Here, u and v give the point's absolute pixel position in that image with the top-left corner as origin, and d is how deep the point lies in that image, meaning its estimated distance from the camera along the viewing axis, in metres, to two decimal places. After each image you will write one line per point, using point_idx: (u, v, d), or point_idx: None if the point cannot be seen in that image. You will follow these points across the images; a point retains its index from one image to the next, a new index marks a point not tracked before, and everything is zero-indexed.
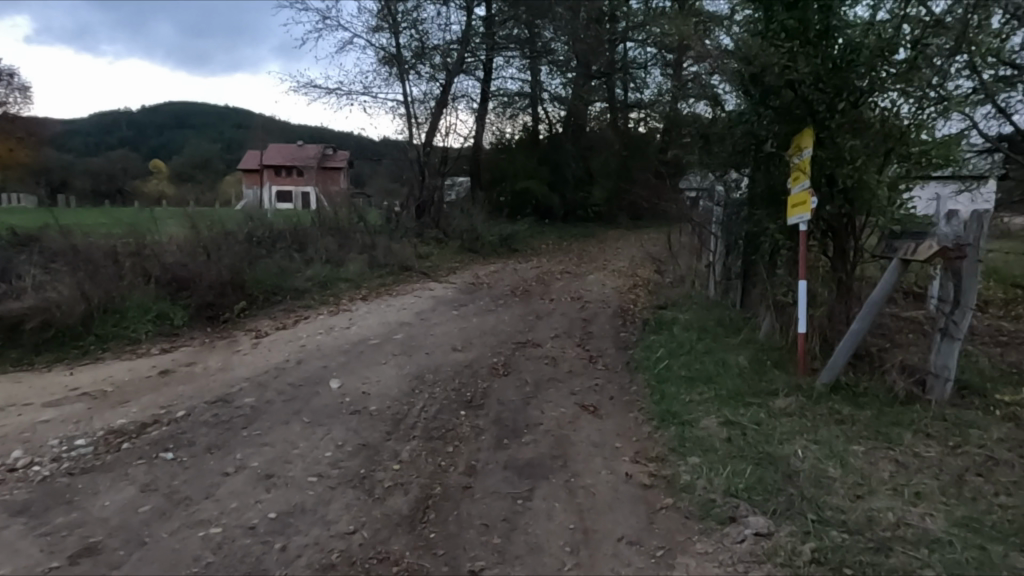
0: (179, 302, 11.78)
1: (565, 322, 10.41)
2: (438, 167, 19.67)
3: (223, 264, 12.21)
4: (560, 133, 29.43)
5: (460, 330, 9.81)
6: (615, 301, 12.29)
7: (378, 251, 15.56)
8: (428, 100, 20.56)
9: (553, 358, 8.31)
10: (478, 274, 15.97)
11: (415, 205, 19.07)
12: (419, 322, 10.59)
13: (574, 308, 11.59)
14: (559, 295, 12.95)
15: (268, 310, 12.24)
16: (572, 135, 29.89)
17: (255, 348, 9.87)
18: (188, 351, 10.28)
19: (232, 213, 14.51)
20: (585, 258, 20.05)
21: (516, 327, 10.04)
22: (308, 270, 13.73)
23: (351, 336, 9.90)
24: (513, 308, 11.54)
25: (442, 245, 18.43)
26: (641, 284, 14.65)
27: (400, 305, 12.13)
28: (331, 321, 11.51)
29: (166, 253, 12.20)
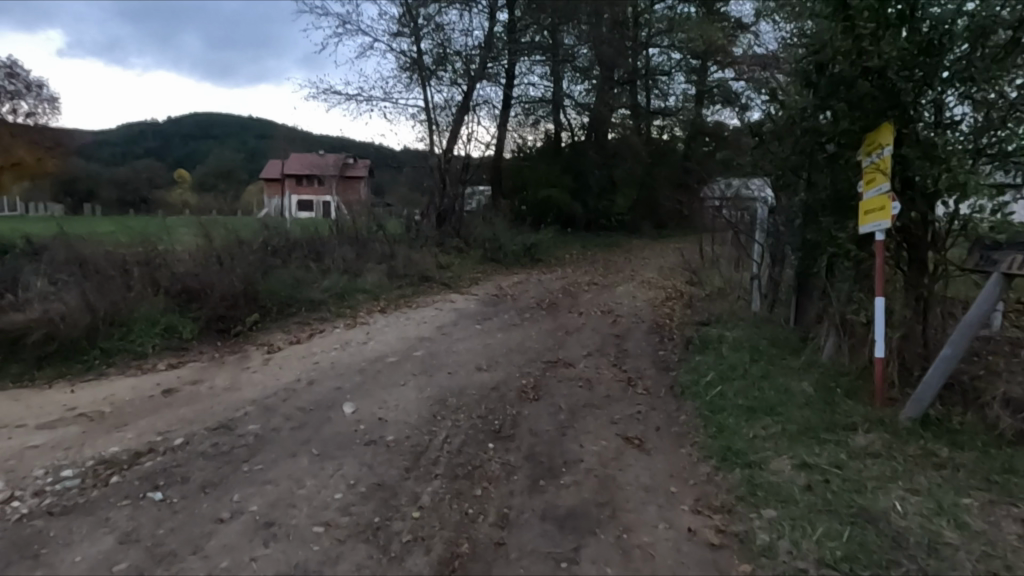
0: (189, 314, 11.23)
1: (596, 339, 9.65)
2: (459, 174, 19.08)
3: (236, 274, 11.66)
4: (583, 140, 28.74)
5: (484, 347, 9.10)
6: (649, 316, 11.50)
7: (398, 261, 14.95)
8: (450, 106, 19.95)
9: (588, 380, 7.56)
10: (503, 285, 15.30)
11: (435, 213, 18.46)
12: (440, 337, 9.90)
13: (606, 323, 10.81)
14: (588, 309, 12.18)
15: (282, 323, 11.64)
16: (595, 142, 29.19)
17: (266, 365, 9.24)
18: (196, 367, 9.69)
19: (247, 221, 13.98)
20: (611, 269, 19.32)
21: (545, 344, 9.30)
22: (325, 281, 13.13)
23: (367, 353, 9.23)
24: (540, 323, 10.81)
25: (464, 255, 17.79)
26: (675, 296, 13.84)
27: (420, 319, 11.48)
28: (347, 335, 10.87)
29: (177, 263, 11.67)
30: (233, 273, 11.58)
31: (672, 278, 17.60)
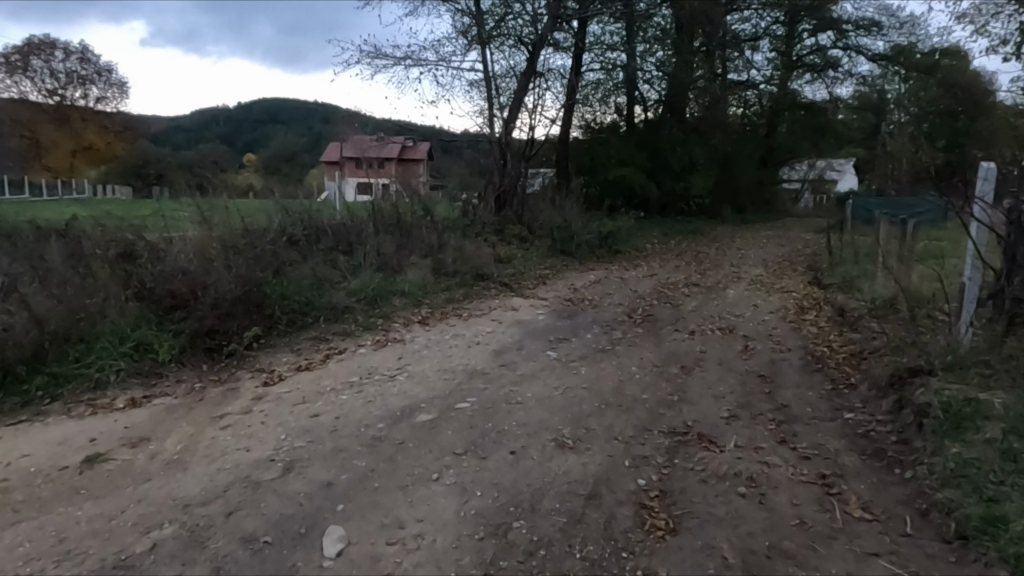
0: (169, 326, 8.54)
1: (734, 384, 6.38)
2: (522, 150, 15.97)
3: (234, 273, 8.89)
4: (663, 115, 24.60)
5: (564, 399, 5.96)
6: (794, 340, 8.08)
7: (447, 254, 11.95)
8: (512, 73, 16.82)
9: (752, 480, 4.38)
10: (577, 285, 12.21)
11: (494, 195, 15.41)
12: (496, 375, 6.80)
13: (735, 352, 7.54)
14: (701, 326, 8.86)
15: (291, 338, 8.85)
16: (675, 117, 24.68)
17: (249, 411, 6.40)
18: (161, 408, 7.00)
19: (260, 202, 11.20)
20: (705, 263, 15.91)
21: (658, 392, 6.12)
22: (354, 280, 10.28)
23: (389, 401, 6.20)
24: (639, 350, 7.60)
25: (528, 245, 14.74)
26: (812, 306, 10.33)
27: (471, 338, 8.48)
28: (374, 360, 7.95)
29: (165, 260, 9.02)
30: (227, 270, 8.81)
31: (785, 278, 14.05)
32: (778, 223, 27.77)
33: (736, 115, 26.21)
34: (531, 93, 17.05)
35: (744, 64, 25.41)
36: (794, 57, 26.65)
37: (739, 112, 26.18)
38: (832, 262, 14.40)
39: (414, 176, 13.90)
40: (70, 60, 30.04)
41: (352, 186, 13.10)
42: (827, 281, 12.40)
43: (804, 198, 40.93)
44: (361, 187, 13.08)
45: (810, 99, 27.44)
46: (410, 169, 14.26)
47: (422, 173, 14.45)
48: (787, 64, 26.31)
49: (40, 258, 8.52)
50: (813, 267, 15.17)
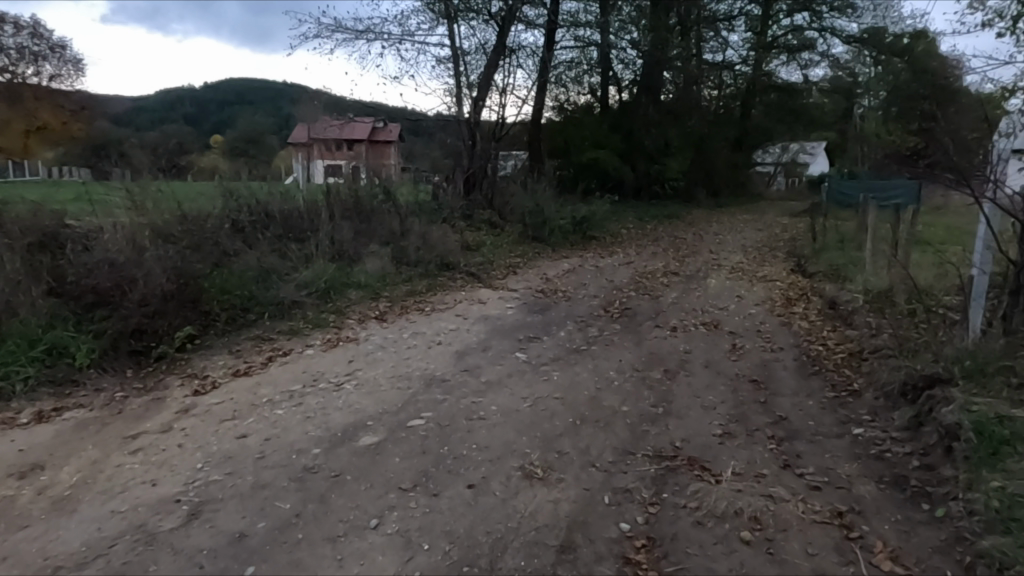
0: (89, 326, 7.56)
1: (724, 393, 5.66)
2: (491, 130, 15.06)
3: (164, 265, 7.89)
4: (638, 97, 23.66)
5: (533, 415, 5.16)
6: (784, 338, 7.41)
7: (410, 241, 11.04)
8: (482, 50, 15.82)
9: (757, 519, 3.66)
10: (550, 275, 11.44)
11: (463, 177, 14.55)
12: (457, 384, 5.98)
13: (722, 353, 6.82)
14: (684, 321, 8.14)
15: (230, 338, 7.92)
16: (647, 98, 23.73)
17: (167, 430, 5.48)
18: (71, 423, 6.07)
19: (202, 185, 10.13)
20: (683, 249, 15.25)
21: (640, 403, 5.37)
22: (305, 271, 9.35)
23: (331, 418, 5.34)
24: (618, 352, 6.84)
25: (498, 231, 13.91)
26: (799, 298, 9.68)
27: (432, 337, 7.65)
28: (322, 363, 7.07)
29: (87, 252, 8.01)
30: (157, 261, 7.82)
31: (767, 266, 13.43)
32: (752, 207, 27.31)
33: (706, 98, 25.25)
34: (502, 71, 16.08)
35: (716, 45, 24.37)
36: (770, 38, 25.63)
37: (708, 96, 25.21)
38: (814, 249, 13.82)
39: (384, 157, 12.90)
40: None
41: (319, 169, 12.06)
42: (811, 270, 11.78)
43: (776, 182, 40.62)
44: (329, 170, 12.00)
45: (786, 81, 26.73)
46: (378, 149, 13.25)
47: (392, 157, 13.32)
48: (762, 45, 25.23)
49: None
50: (794, 254, 14.59)
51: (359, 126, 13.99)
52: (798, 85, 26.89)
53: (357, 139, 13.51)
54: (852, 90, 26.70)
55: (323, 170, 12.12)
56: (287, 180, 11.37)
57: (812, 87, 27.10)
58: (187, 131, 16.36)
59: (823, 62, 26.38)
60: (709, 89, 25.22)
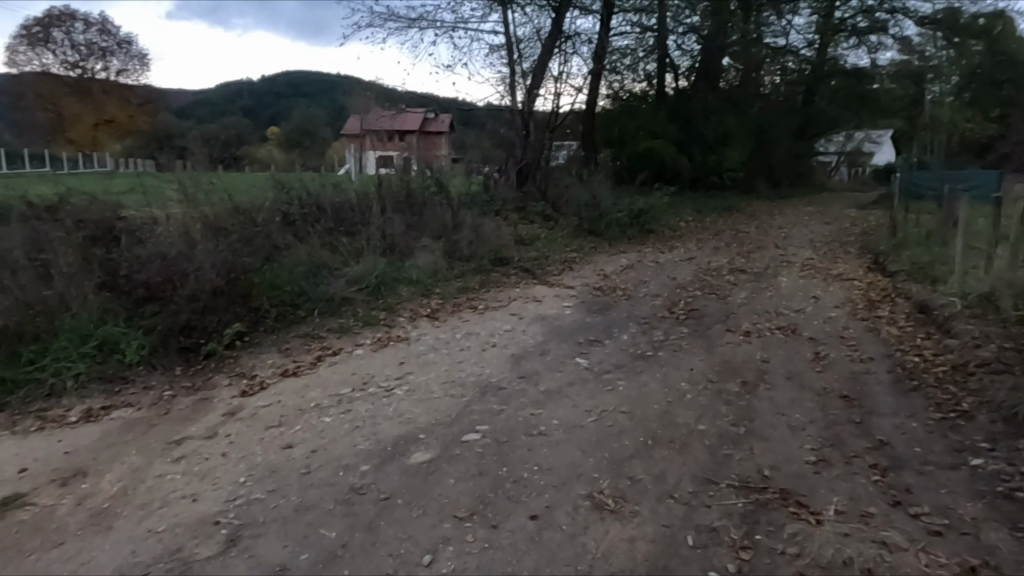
0: (139, 321, 7.44)
1: (812, 411, 5.08)
2: (545, 120, 14.65)
3: (214, 260, 7.70)
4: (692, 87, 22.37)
5: (600, 433, 4.69)
6: (872, 347, 6.72)
7: (463, 235, 10.66)
8: (536, 37, 15.30)
9: (872, 572, 3.14)
10: (608, 271, 10.91)
11: (516, 169, 14.20)
12: (515, 393, 5.55)
13: (805, 363, 6.20)
14: (757, 325, 7.51)
15: (280, 335, 7.69)
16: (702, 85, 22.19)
17: (212, 436, 5.23)
18: (117, 423, 5.91)
19: (253, 177, 9.97)
20: (747, 244, 14.45)
21: (718, 422, 4.84)
22: (356, 266, 9.07)
23: (380, 429, 4.99)
24: (688, 359, 6.29)
25: (552, 225, 13.42)
26: (881, 300, 8.89)
27: (486, 338, 7.23)
28: (372, 365, 6.74)
29: (139, 245, 7.89)
30: (208, 256, 7.65)
31: (840, 263, 12.54)
32: (816, 198, 26.02)
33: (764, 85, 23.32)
34: (557, 59, 15.51)
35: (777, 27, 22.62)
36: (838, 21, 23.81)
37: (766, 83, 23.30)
38: (892, 245, 12.84)
39: (435, 147, 12.55)
40: (86, 26, 22.03)
41: (372, 161, 11.70)
42: (892, 269, 10.89)
43: (839, 172, 38.81)
44: (381, 161, 11.57)
45: (853, 66, 24.56)
46: (429, 140, 12.78)
47: (444, 147, 12.92)
48: (830, 28, 23.55)
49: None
50: (869, 251, 13.63)
51: (410, 117, 13.54)
52: (866, 70, 24.77)
53: (409, 129, 13.02)
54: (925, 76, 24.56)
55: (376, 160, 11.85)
56: (339, 172, 11.12)
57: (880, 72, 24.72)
58: (244, 122, 16.39)
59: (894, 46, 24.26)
60: (767, 76, 23.30)
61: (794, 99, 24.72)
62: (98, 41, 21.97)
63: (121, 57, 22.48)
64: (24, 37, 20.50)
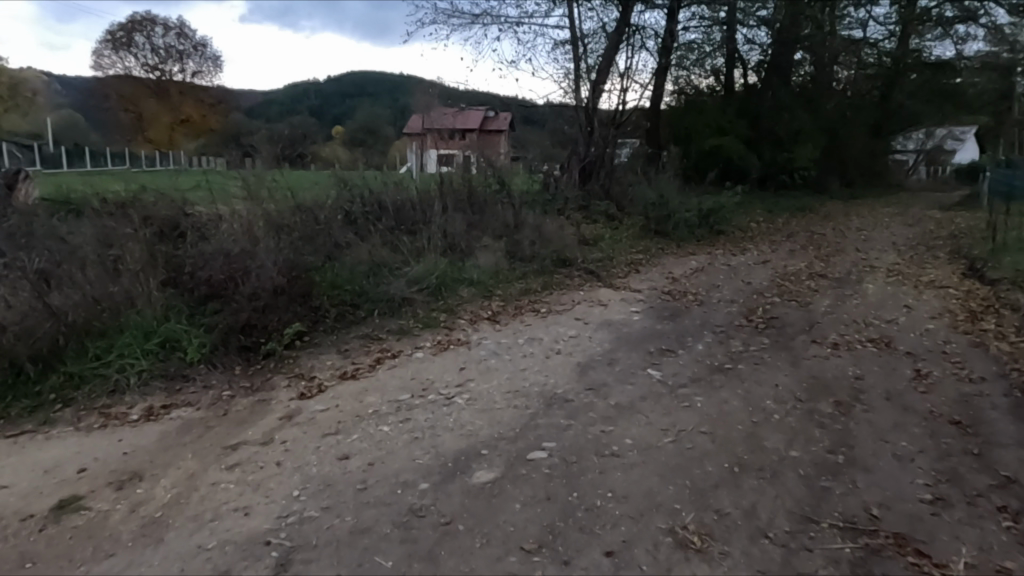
0: (201, 318, 7.41)
1: (921, 439, 4.51)
2: (610, 116, 14.15)
3: (275, 258, 7.60)
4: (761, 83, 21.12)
5: (680, 457, 4.26)
6: (981, 364, 6.03)
7: (525, 235, 10.32)
8: (601, 32, 14.76)
9: None
10: (676, 274, 10.38)
11: (578, 167, 13.80)
12: (584, 407, 5.17)
13: (906, 382, 5.57)
14: (845, 337, 6.89)
15: (339, 335, 7.53)
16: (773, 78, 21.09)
17: (268, 442, 5.05)
18: (176, 424, 5.84)
19: (316, 174, 9.91)
20: (825, 247, 13.62)
21: (812, 447, 4.35)
22: (416, 265, 8.86)
23: (441, 441, 4.70)
24: (772, 374, 5.75)
25: (617, 224, 12.94)
26: (984, 311, 8.08)
27: (550, 344, 6.87)
28: (431, 369, 6.47)
29: (203, 243, 7.88)
30: (269, 254, 7.56)
31: (930, 268, 11.61)
32: (896, 198, 24.57)
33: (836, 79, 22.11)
34: (623, 53, 14.93)
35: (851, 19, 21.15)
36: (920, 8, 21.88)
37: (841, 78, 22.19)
38: (988, 250, 11.81)
39: (496, 145, 12.27)
40: (166, 31, 24.34)
41: (435, 159, 11.51)
42: (992, 276, 9.96)
43: (918, 172, 36.75)
44: (443, 159, 11.41)
45: (938, 57, 22.74)
46: (491, 137, 12.50)
47: (505, 144, 12.62)
48: (912, 17, 21.65)
49: (66, 237, 7.51)
50: (962, 256, 12.60)
51: (472, 114, 13.28)
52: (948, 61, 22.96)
53: (471, 128, 12.75)
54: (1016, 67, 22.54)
55: (438, 159, 11.61)
56: (401, 170, 10.98)
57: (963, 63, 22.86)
58: (311, 120, 16.61)
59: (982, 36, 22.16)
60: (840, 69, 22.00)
61: (874, 94, 23.28)
62: (177, 44, 24.17)
63: (196, 60, 24.57)
64: (110, 44, 23.26)
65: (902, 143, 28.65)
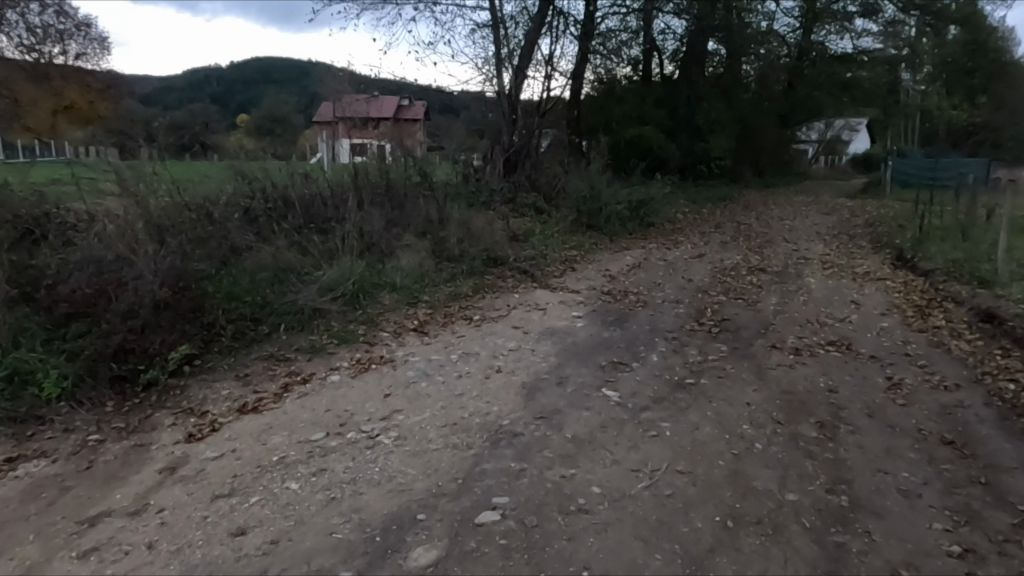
0: (64, 344, 6.11)
1: (921, 467, 3.97)
2: (536, 103, 13.33)
3: (155, 269, 6.34)
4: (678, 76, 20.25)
5: (659, 509, 3.54)
6: (951, 369, 5.64)
7: (451, 231, 9.35)
8: (524, 16, 13.75)
9: None
10: (613, 272, 9.74)
11: (503, 157, 12.94)
12: (536, 443, 4.33)
13: (883, 395, 5.07)
14: (804, 341, 6.39)
15: (237, 357, 6.38)
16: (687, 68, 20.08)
17: (139, 511, 3.95)
18: (23, 486, 4.62)
19: (208, 165, 8.59)
20: (754, 239, 13.42)
21: (809, 487, 3.73)
22: (329, 269, 7.76)
23: (365, 502, 3.76)
24: (742, 391, 5.11)
25: (546, 218, 12.18)
26: (929, 305, 7.84)
27: (488, 360, 6.02)
28: (349, 397, 5.47)
29: (64, 253, 6.52)
30: (149, 263, 6.34)
31: (860, 258, 11.51)
32: (805, 187, 25.17)
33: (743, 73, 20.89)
34: (546, 38, 14.02)
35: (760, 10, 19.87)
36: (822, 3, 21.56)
37: (749, 72, 20.90)
38: (911, 239, 11.84)
39: (416, 134, 11.21)
40: (42, 7, 16.72)
41: (346, 149, 10.33)
42: (924, 267, 9.83)
43: (818, 162, 38.09)
44: (356, 149, 10.29)
45: (840, 51, 22.57)
46: (408, 125, 11.42)
47: (422, 134, 11.53)
48: (813, 12, 21.37)
49: None
50: (885, 244, 12.63)
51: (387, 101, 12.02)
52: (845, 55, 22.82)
53: (384, 117, 11.34)
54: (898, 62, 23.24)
55: (350, 149, 10.38)
56: (310, 161, 9.77)
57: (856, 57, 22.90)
58: (209, 107, 14.87)
59: (872, 31, 22.56)
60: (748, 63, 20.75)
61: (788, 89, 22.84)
62: None
63: (78, 41, 18.24)
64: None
65: (809, 133, 29.48)
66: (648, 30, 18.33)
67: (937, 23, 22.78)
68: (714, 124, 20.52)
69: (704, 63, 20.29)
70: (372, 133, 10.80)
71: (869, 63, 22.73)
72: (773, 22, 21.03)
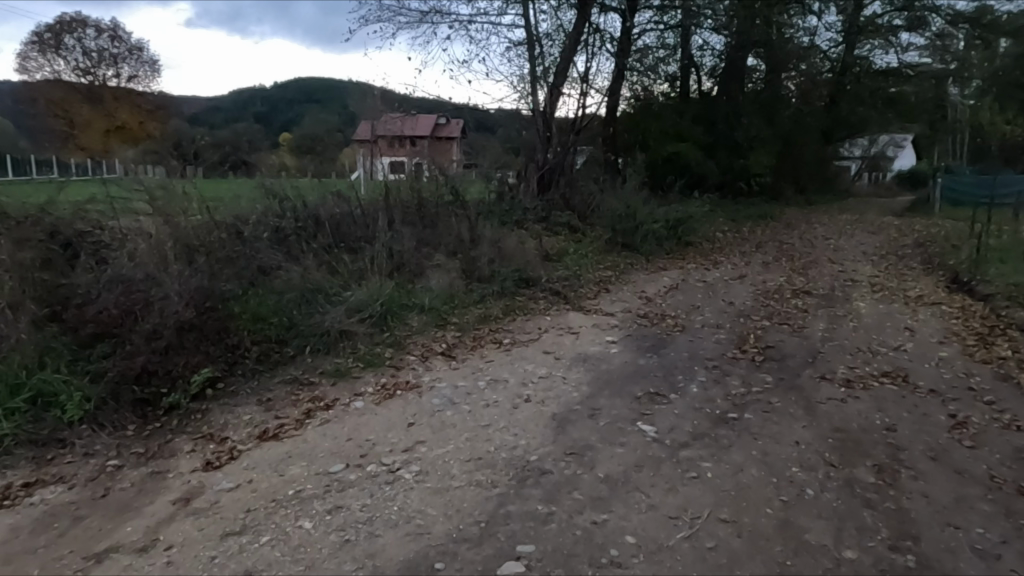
0: (89, 364, 6.05)
1: (997, 522, 3.57)
2: (570, 120, 13.07)
3: (183, 288, 6.25)
4: (717, 92, 19.81)
5: (700, 565, 3.23)
6: (1021, 407, 5.17)
7: (482, 251, 9.11)
8: (559, 32, 13.52)
9: None
10: (650, 293, 9.42)
11: (537, 175, 12.74)
12: (566, 483, 4.04)
13: (952, 437, 4.60)
14: (856, 372, 5.95)
15: (260, 381, 6.24)
16: (727, 84, 19.62)
17: (146, 548, 3.80)
18: (36, 515, 4.49)
19: (240, 184, 8.51)
20: (798, 259, 12.90)
21: (870, 544, 3.37)
22: (357, 289, 7.58)
23: (381, 545, 3.51)
24: (790, 430, 4.70)
25: (580, 236, 11.90)
26: (993, 334, 7.27)
27: (517, 389, 5.73)
28: (372, 426, 5.23)
29: (93, 274, 6.48)
30: (177, 283, 6.26)
31: (912, 280, 10.90)
32: (849, 204, 24.36)
33: (785, 89, 20.34)
34: (582, 54, 13.76)
35: (804, 23, 19.28)
36: (867, 16, 20.88)
37: (791, 87, 20.28)
38: (968, 260, 11.17)
39: (449, 151, 11.05)
40: (97, 32, 18.56)
41: (380, 168, 10.22)
42: (983, 291, 9.22)
43: (863, 179, 36.88)
44: (391, 167, 10.19)
45: (884, 65, 21.89)
46: (442, 143, 11.27)
47: (456, 150, 11.36)
48: (857, 26, 20.70)
49: None
50: (938, 265, 11.95)
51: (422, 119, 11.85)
52: (891, 69, 22.07)
53: (420, 135, 11.23)
54: (945, 77, 22.45)
55: (386, 166, 10.26)
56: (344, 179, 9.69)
57: (903, 70, 22.11)
58: (251, 126, 14.97)
59: (920, 44, 21.77)
60: (790, 77, 20.11)
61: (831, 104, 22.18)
62: None
63: (131, 64, 18.99)
64: (36, 44, 16.79)
65: (854, 150, 28.56)
66: (687, 46, 17.96)
67: (987, 35, 21.45)
68: (755, 141, 20.02)
69: (744, 78, 19.79)
70: (407, 150, 10.67)
71: (915, 77, 22.05)
72: (816, 37, 20.37)
